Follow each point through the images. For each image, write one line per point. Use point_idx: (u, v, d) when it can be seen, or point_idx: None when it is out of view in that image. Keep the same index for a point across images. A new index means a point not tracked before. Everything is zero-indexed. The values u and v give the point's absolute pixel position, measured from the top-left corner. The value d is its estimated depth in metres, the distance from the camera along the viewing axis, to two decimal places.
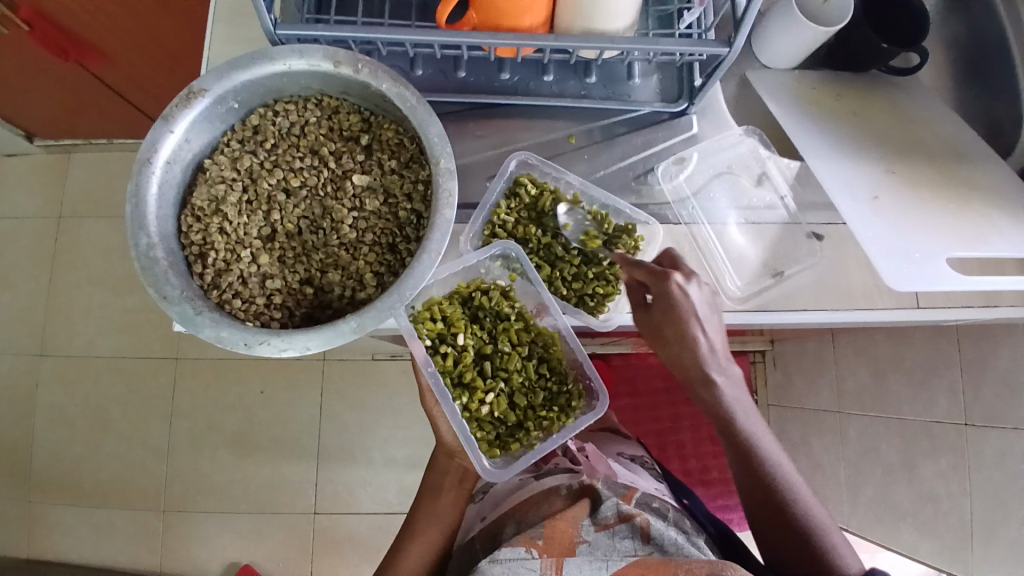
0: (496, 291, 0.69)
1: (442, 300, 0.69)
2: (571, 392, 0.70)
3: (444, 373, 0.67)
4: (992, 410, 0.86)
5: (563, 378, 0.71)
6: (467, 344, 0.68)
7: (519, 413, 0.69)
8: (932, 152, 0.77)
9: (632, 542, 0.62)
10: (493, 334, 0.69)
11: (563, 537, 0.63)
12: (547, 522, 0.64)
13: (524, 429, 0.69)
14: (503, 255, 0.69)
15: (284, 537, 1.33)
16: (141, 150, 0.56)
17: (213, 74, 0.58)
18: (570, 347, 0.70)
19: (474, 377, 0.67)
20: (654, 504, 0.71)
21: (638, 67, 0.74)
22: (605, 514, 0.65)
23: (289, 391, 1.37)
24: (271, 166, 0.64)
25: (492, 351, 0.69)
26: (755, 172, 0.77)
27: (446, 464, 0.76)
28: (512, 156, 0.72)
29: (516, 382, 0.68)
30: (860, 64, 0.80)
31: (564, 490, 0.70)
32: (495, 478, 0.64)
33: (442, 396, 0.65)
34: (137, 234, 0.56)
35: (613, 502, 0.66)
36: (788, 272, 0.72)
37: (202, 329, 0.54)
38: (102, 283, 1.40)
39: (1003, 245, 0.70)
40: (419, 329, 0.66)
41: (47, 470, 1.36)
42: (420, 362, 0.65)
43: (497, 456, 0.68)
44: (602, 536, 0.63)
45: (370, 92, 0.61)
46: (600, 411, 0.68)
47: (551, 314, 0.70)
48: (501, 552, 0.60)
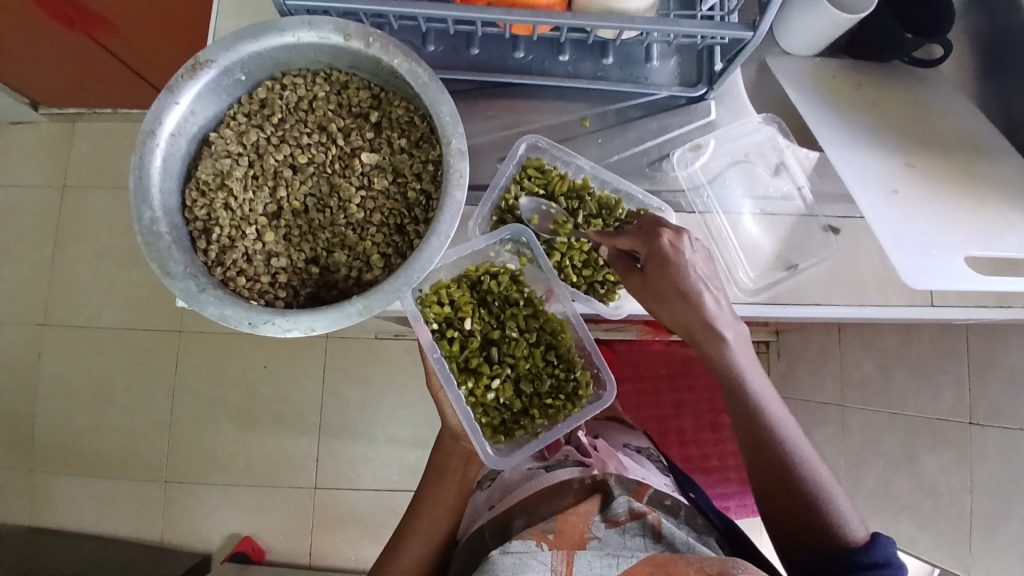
0: (505, 275, 0.68)
1: (450, 283, 0.68)
2: (578, 381, 0.69)
3: (450, 358, 0.66)
4: (998, 409, 0.85)
5: (571, 365, 0.69)
6: (474, 329, 0.67)
7: (524, 400, 0.68)
8: (952, 145, 0.75)
9: (643, 539, 0.62)
10: (500, 319, 0.69)
11: (573, 531, 0.63)
12: (559, 518, 0.65)
13: (528, 416, 0.68)
14: (513, 240, 0.68)
15: (285, 511, 1.35)
16: (145, 122, 0.55)
17: (220, 44, 0.56)
18: (578, 334, 0.69)
19: (480, 363, 0.67)
20: (666, 502, 0.71)
21: (657, 49, 0.72)
22: (616, 510, 0.65)
23: (292, 368, 1.37)
24: (278, 142, 0.63)
25: (500, 336, 0.68)
26: (773, 162, 0.76)
27: (451, 448, 0.76)
28: (521, 139, 0.71)
29: (523, 368, 0.68)
30: (882, 54, 0.77)
31: (576, 485, 0.71)
32: (496, 464, 0.63)
33: (446, 380, 0.64)
34: (140, 208, 0.54)
35: (624, 500, 0.67)
36: (802, 264, 0.71)
37: (206, 307, 0.53)
38: (105, 253, 1.39)
39: (1021, 243, 0.68)
40: (426, 313, 0.66)
41: (50, 439, 1.37)
42: (427, 348, 0.63)
43: (501, 442, 0.67)
44: (612, 532, 0.63)
45: (381, 67, 0.60)
46: (606, 401, 0.67)
47: (561, 300, 0.69)
48: (512, 544, 0.59)
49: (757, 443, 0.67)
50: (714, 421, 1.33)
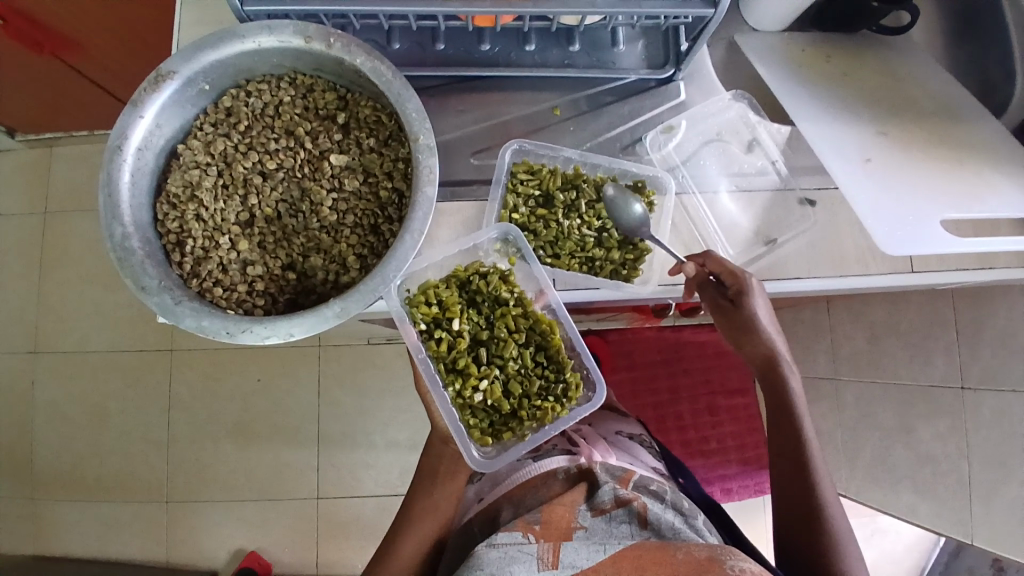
0: (495, 275, 0.67)
1: (437, 284, 0.68)
2: (567, 383, 0.68)
3: (438, 359, 0.67)
4: (989, 371, 0.86)
5: (561, 367, 0.69)
6: (463, 330, 0.67)
7: (513, 402, 0.68)
8: (925, 110, 0.75)
9: (629, 526, 0.64)
10: (490, 319, 0.69)
11: (560, 521, 0.64)
12: (545, 508, 0.66)
13: (517, 419, 0.68)
14: (502, 238, 0.68)
15: (289, 522, 1.34)
16: (111, 138, 0.55)
17: (180, 54, 0.56)
18: (568, 333, 0.70)
19: (468, 364, 0.67)
20: (652, 486, 0.71)
21: (623, 33, 0.72)
22: (601, 499, 0.66)
23: (287, 379, 1.37)
24: (246, 150, 0.62)
25: (489, 337, 0.68)
26: (745, 138, 0.76)
27: (441, 450, 0.76)
28: (506, 146, 0.71)
29: (511, 369, 0.68)
30: (849, 25, 0.78)
31: (562, 474, 0.71)
32: (485, 468, 0.66)
33: (432, 382, 0.66)
34: (111, 224, 0.54)
35: (609, 487, 0.68)
36: (781, 239, 0.71)
37: (183, 319, 0.53)
38: (91, 276, 1.38)
39: (999, 204, 0.68)
40: (413, 315, 0.66)
41: (49, 467, 1.36)
42: (412, 349, 0.65)
43: (489, 444, 0.68)
44: (598, 520, 0.65)
45: (344, 68, 0.59)
46: (596, 403, 0.68)
47: (550, 302, 0.69)
48: (498, 536, 0.61)
49: (793, 475, 0.71)
50: (711, 403, 1.33)
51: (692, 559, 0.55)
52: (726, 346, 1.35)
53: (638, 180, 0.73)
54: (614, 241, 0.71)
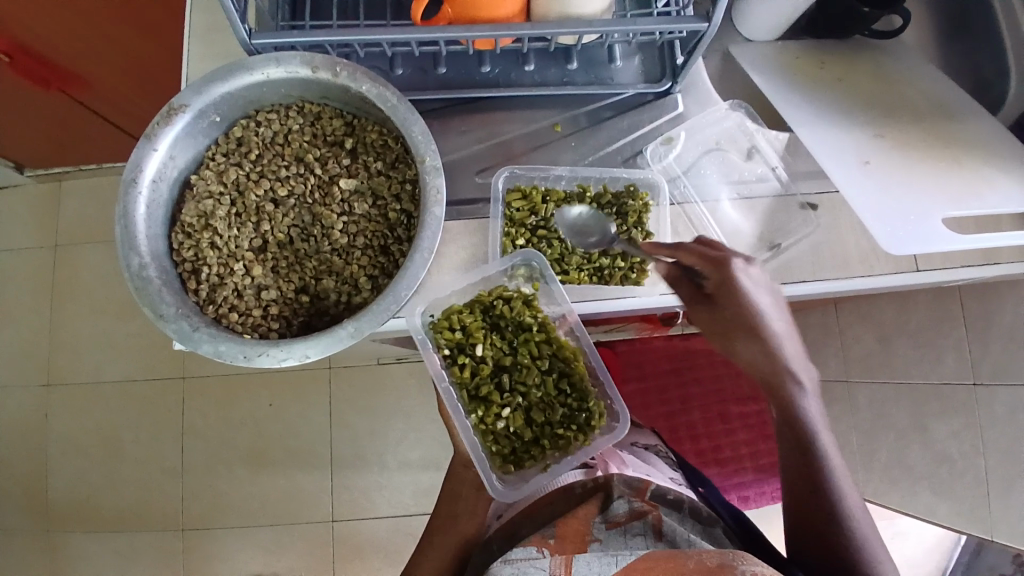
0: (518, 300, 0.69)
1: (462, 309, 0.69)
2: (591, 412, 0.69)
3: (461, 384, 0.69)
4: (999, 366, 0.86)
5: (584, 395, 0.70)
6: (486, 355, 0.69)
7: (535, 429, 0.69)
8: (921, 110, 0.77)
9: (644, 538, 0.65)
10: (513, 345, 0.70)
11: (575, 535, 0.66)
12: (559, 522, 0.69)
13: (539, 446, 0.69)
14: (525, 264, 0.69)
15: (306, 547, 1.34)
16: (126, 171, 0.56)
17: (192, 88, 0.57)
18: (592, 361, 0.71)
19: (490, 391, 0.68)
20: (669, 496, 0.74)
21: (619, 50, 0.74)
22: (616, 512, 0.68)
23: (299, 402, 1.38)
24: (258, 177, 0.64)
25: (512, 363, 0.69)
26: (744, 146, 0.77)
27: (465, 473, 0.77)
28: (497, 174, 0.72)
29: (533, 397, 0.69)
30: (843, 30, 0.79)
31: (579, 488, 0.73)
32: (505, 498, 0.66)
33: (455, 411, 0.68)
34: (128, 255, 0.56)
35: (624, 500, 0.70)
36: (785, 243, 0.71)
37: (200, 345, 0.54)
38: (102, 307, 1.40)
39: (998, 199, 0.69)
40: (436, 341, 0.68)
41: (64, 500, 1.36)
42: (434, 376, 0.67)
43: (510, 471, 0.69)
44: (613, 533, 0.66)
45: (351, 95, 0.61)
46: (618, 435, 0.68)
47: (574, 327, 0.70)
48: (513, 553, 0.64)
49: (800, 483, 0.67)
50: (723, 411, 1.32)
51: (703, 568, 0.54)
52: None
53: (630, 185, 0.75)
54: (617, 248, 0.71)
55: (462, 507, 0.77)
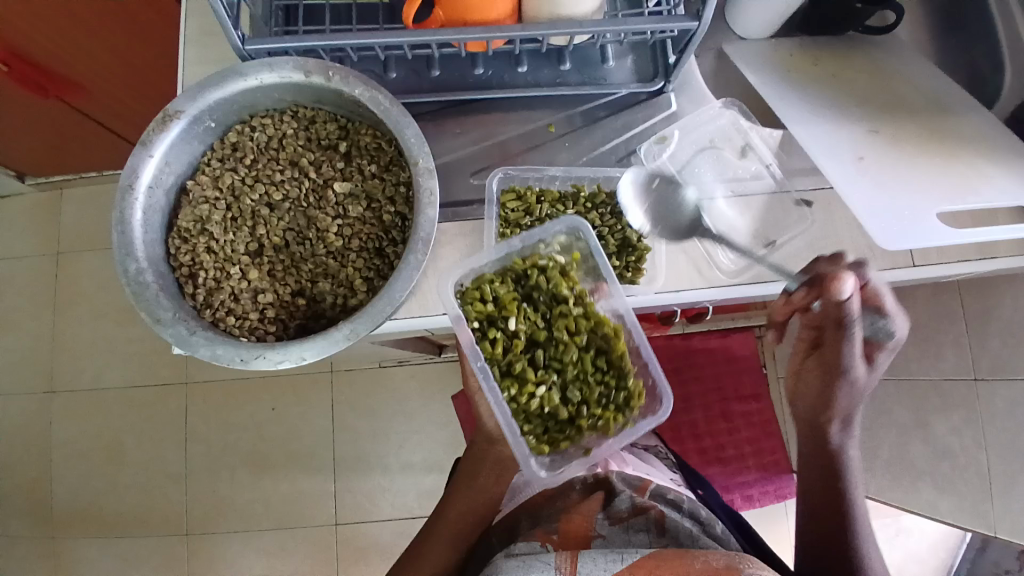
0: (555, 269, 0.69)
1: (493, 279, 0.69)
2: (630, 391, 0.69)
3: (493, 361, 0.68)
4: (1000, 361, 0.85)
5: (622, 373, 0.69)
6: (519, 330, 0.68)
7: (571, 408, 0.69)
8: (915, 105, 0.77)
9: (647, 534, 0.68)
10: (547, 318, 0.70)
11: (578, 530, 0.67)
12: (563, 518, 0.69)
13: (575, 426, 0.69)
14: (567, 232, 0.70)
15: (309, 550, 1.34)
16: (122, 177, 0.57)
17: (186, 94, 0.58)
18: (634, 342, 0.70)
19: (524, 368, 0.67)
20: (669, 495, 0.75)
21: (612, 49, 0.74)
22: (618, 507, 0.71)
23: (300, 406, 1.38)
24: (253, 182, 0.64)
25: (547, 337, 0.69)
26: (738, 144, 0.76)
27: (482, 452, 0.72)
28: (490, 175, 0.73)
29: (569, 374, 0.68)
30: (836, 25, 0.79)
31: (579, 484, 0.74)
32: (544, 480, 0.67)
33: (489, 387, 0.66)
34: (125, 260, 0.56)
35: (626, 496, 0.72)
36: (780, 240, 0.72)
37: (197, 349, 0.55)
38: (104, 314, 1.41)
39: (993, 194, 0.69)
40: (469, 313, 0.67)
41: (69, 506, 1.37)
42: (467, 347, 0.66)
43: (545, 452, 0.69)
44: (616, 530, 0.68)
45: (344, 99, 0.62)
46: (659, 416, 0.68)
47: (611, 295, 0.69)
48: (518, 546, 0.64)
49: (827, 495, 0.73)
50: (725, 410, 1.32)
51: (710, 568, 0.56)
52: (736, 353, 1.35)
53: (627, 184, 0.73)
54: (613, 246, 0.73)
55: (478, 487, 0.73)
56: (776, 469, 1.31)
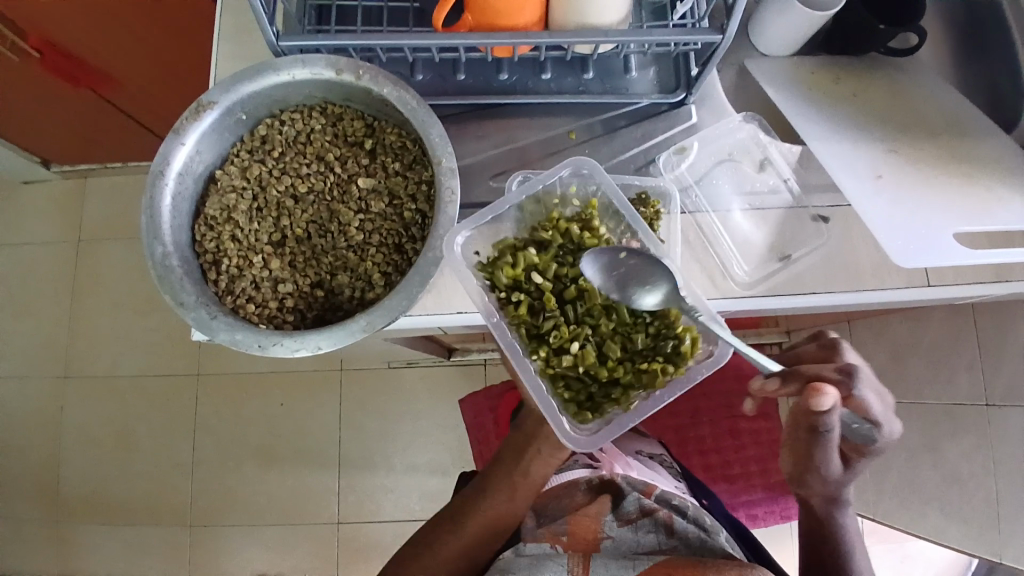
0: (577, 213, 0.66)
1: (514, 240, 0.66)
2: (677, 339, 0.62)
3: (520, 323, 0.63)
4: (1014, 386, 0.84)
5: (666, 323, 0.64)
6: (546, 287, 0.63)
7: (614, 365, 0.62)
8: (935, 126, 0.77)
9: (655, 535, 0.77)
10: (574, 277, 0.64)
11: (586, 531, 0.77)
12: (572, 519, 0.78)
13: (619, 387, 0.62)
14: (575, 175, 0.68)
15: (310, 547, 1.35)
16: (154, 163, 0.59)
17: (220, 86, 0.60)
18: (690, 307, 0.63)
19: (556, 327, 0.62)
20: (673, 501, 0.82)
21: (635, 60, 0.75)
22: (628, 510, 0.79)
23: (308, 402, 1.39)
24: (279, 174, 0.66)
25: (579, 303, 0.63)
26: (757, 158, 0.77)
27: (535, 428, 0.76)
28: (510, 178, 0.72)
29: (605, 328, 0.63)
30: (857, 46, 0.80)
31: (584, 484, 0.83)
32: (583, 448, 0.59)
33: (513, 353, 0.62)
34: (152, 243, 0.58)
35: (634, 497, 0.80)
36: (795, 254, 0.72)
37: (218, 333, 0.56)
38: (122, 303, 1.44)
39: (1012, 216, 0.69)
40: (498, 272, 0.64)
41: (77, 490, 1.39)
42: (486, 313, 0.63)
43: (588, 419, 0.62)
44: (624, 530, 0.77)
45: (372, 97, 0.63)
46: (716, 360, 0.61)
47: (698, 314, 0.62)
48: (527, 547, 0.74)
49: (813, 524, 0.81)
50: (734, 427, 1.31)
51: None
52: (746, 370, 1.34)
53: (641, 193, 0.72)
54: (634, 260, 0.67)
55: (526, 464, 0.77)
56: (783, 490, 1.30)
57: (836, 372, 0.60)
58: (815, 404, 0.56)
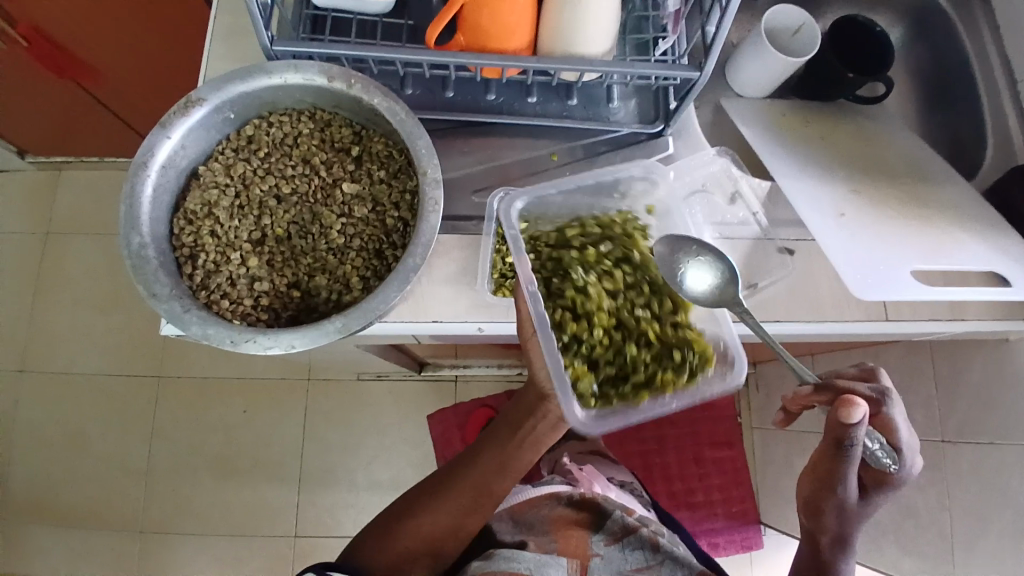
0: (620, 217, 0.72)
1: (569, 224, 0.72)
2: (698, 355, 0.64)
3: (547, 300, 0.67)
4: (965, 423, 0.89)
5: (685, 337, 0.66)
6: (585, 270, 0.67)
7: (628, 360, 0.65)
8: (897, 172, 0.82)
9: (642, 552, 0.80)
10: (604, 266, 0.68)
11: (576, 549, 0.78)
12: (560, 536, 0.79)
13: (628, 382, 0.64)
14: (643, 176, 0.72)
15: (264, 561, 1.31)
16: (137, 155, 0.59)
17: (212, 84, 0.61)
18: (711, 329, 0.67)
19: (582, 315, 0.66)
20: (650, 523, 0.85)
21: (617, 91, 0.79)
22: (613, 529, 0.81)
23: (273, 411, 1.37)
24: (264, 174, 0.67)
25: (608, 301, 0.67)
26: (729, 191, 0.80)
27: (532, 405, 0.74)
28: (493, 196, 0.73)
29: (629, 322, 0.66)
30: (825, 95, 0.85)
31: (565, 499, 0.83)
32: (588, 430, 0.62)
33: (541, 323, 0.63)
34: (130, 234, 0.58)
35: (619, 515, 0.82)
36: (761, 284, 0.74)
37: (190, 327, 0.56)
38: (88, 299, 1.40)
39: (964, 258, 0.73)
40: (548, 264, 0.69)
41: (22, 491, 1.33)
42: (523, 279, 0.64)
43: (592, 403, 0.64)
44: (612, 549, 0.80)
45: (362, 106, 0.65)
46: (732, 383, 0.62)
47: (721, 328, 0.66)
48: (527, 555, 0.73)
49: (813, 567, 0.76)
50: (697, 455, 1.33)
51: None
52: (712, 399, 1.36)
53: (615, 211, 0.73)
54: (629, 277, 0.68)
55: (520, 435, 0.75)
56: (744, 519, 1.32)
57: (866, 389, 0.63)
58: (843, 416, 0.58)
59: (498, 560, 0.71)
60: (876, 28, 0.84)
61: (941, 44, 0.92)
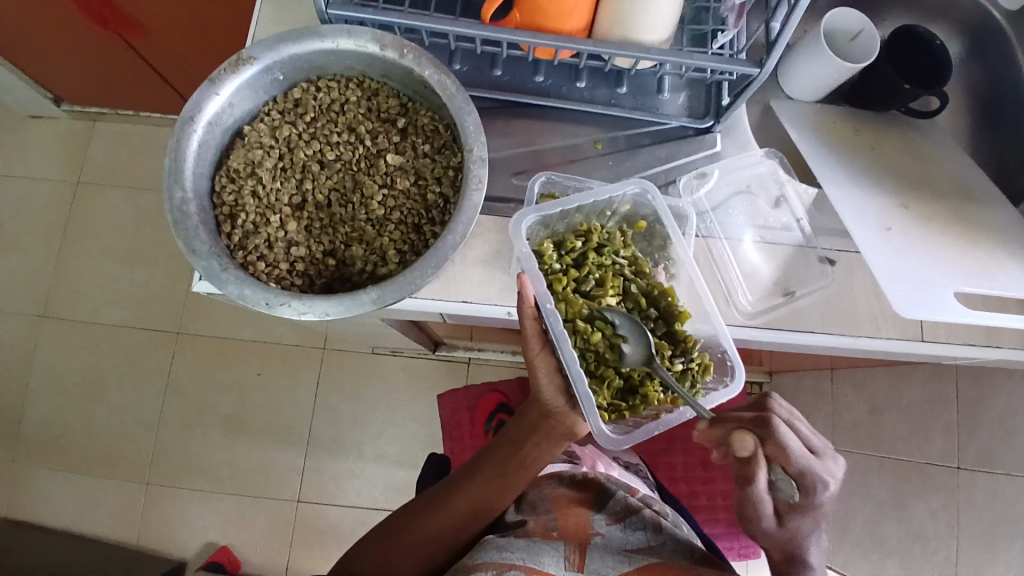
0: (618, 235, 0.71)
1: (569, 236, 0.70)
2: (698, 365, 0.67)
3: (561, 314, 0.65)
4: (986, 452, 0.87)
5: (686, 349, 0.67)
6: (589, 275, 0.68)
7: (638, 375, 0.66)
8: (945, 190, 0.79)
9: (644, 531, 0.79)
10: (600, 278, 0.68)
11: (576, 528, 0.78)
12: (561, 516, 0.80)
13: (638, 395, 0.67)
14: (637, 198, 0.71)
15: (266, 523, 1.32)
16: (185, 109, 0.59)
17: (264, 43, 0.60)
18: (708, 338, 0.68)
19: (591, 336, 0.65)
20: (654, 504, 0.86)
21: (668, 82, 0.77)
22: (615, 509, 0.81)
23: (287, 377, 1.37)
24: (309, 139, 0.66)
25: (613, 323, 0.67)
26: (773, 195, 0.79)
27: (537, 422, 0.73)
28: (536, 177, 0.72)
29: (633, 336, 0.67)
30: (877, 103, 0.82)
31: (567, 478, 0.87)
32: (617, 445, 0.62)
33: (561, 339, 0.63)
34: (172, 187, 0.58)
35: (621, 496, 0.83)
36: (798, 292, 0.74)
37: (226, 286, 0.55)
38: (112, 250, 1.41)
39: (1008, 283, 0.71)
40: (549, 282, 0.68)
41: (37, 432, 1.35)
42: (539, 299, 0.64)
43: (616, 420, 0.65)
44: (614, 527, 0.79)
45: (412, 78, 0.64)
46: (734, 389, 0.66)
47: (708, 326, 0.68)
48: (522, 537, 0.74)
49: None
50: (705, 458, 1.33)
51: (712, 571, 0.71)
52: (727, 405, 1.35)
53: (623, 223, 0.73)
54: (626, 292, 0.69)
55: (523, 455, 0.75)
56: None
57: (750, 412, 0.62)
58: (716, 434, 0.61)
59: (491, 549, 0.72)
60: (934, 41, 0.81)
61: (1002, 61, 0.89)
